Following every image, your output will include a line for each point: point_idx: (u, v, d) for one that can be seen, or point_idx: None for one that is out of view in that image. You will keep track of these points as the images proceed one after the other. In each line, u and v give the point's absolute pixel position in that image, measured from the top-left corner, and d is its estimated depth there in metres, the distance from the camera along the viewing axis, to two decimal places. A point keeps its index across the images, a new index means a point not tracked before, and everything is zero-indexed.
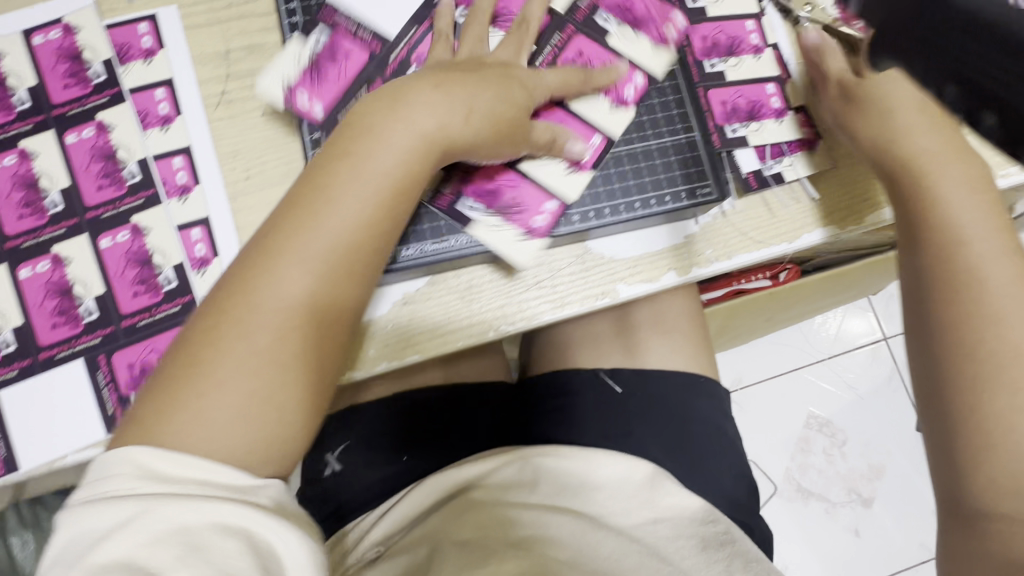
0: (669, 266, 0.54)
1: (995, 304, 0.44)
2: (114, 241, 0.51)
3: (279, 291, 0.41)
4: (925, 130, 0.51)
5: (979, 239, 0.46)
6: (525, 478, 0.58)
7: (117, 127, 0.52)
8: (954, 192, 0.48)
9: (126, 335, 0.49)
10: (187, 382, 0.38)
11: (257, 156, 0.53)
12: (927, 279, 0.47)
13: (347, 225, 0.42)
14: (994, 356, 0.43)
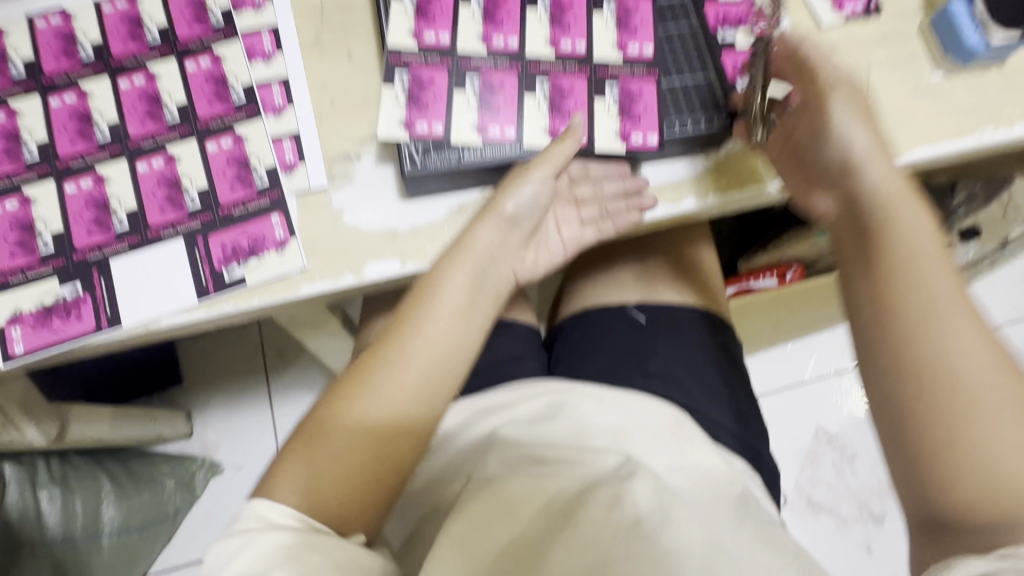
0: (688, 192, 0.62)
1: (942, 323, 0.46)
2: (219, 145, 0.60)
3: (375, 407, 0.52)
4: (876, 160, 0.54)
5: (928, 256, 0.49)
6: (549, 413, 0.63)
7: (229, 59, 0.63)
8: (909, 221, 0.51)
9: (223, 221, 0.58)
10: (321, 437, 0.51)
11: (342, 87, 0.63)
12: (874, 274, 0.50)
13: (427, 358, 0.54)
14: (949, 368, 0.45)
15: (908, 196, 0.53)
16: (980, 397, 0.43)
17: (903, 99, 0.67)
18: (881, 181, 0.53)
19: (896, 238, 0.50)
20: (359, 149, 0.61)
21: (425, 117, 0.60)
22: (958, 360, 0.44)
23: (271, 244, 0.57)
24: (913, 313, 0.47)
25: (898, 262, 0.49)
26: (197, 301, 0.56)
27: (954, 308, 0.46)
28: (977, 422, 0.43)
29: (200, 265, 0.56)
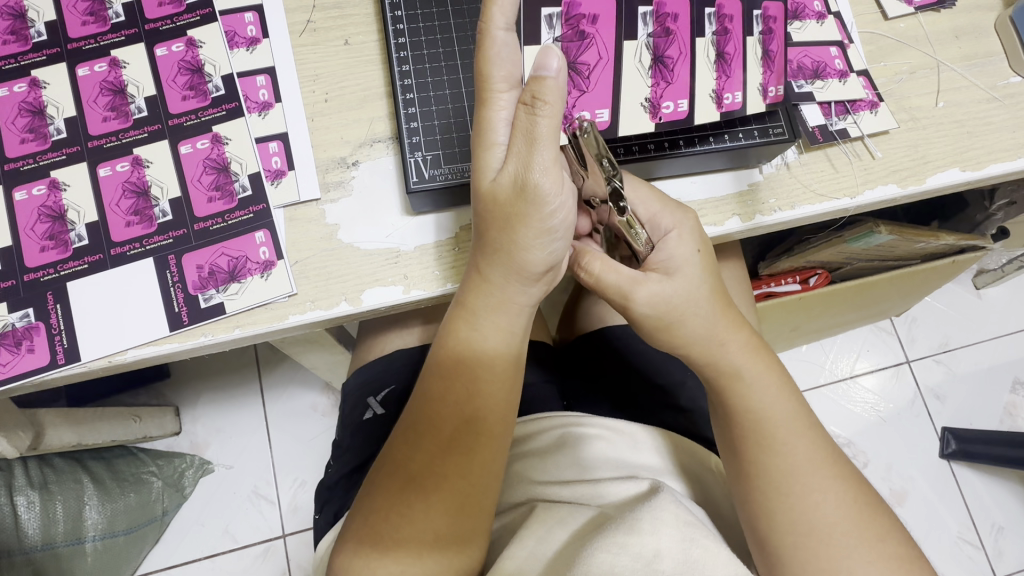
0: (733, 212, 0.55)
1: (792, 451, 0.45)
2: (194, 148, 0.52)
3: (461, 408, 0.44)
4: (693, 279, 0.48)
5: (754, 378, 0.48)
6: (557, 445, 0.56)
7: (206, 45, 0.54)
8: (704, 333, 0.48)
9: (197, 238, 0.50)
10: (410, 497, 0.43)
11: (337, 81, 0.55)
12: (727, 428, 0.48)
13: (512, 300, 0.45)
14: (805, 511, 0.43)
15: (750, 356, 0.49)
16: (816, 548, 0.43)
17: (974, 106, 0.58)
18: (714, 358, 0.48)
19: (737, 387, 0.48)
20: (357, 155, 0.53)
21: (589, 102, 0.50)
22: (828, 524, 0.43)
23: (254, 267, 0.49)
24: (751, 466, 0.46)
25: (773, 425, 0.46)
26: (168, 331, 0.48)
27: (817, 456, 0.46)
28: (834, 557, 0.42)
29: (172, 290, 0.49)
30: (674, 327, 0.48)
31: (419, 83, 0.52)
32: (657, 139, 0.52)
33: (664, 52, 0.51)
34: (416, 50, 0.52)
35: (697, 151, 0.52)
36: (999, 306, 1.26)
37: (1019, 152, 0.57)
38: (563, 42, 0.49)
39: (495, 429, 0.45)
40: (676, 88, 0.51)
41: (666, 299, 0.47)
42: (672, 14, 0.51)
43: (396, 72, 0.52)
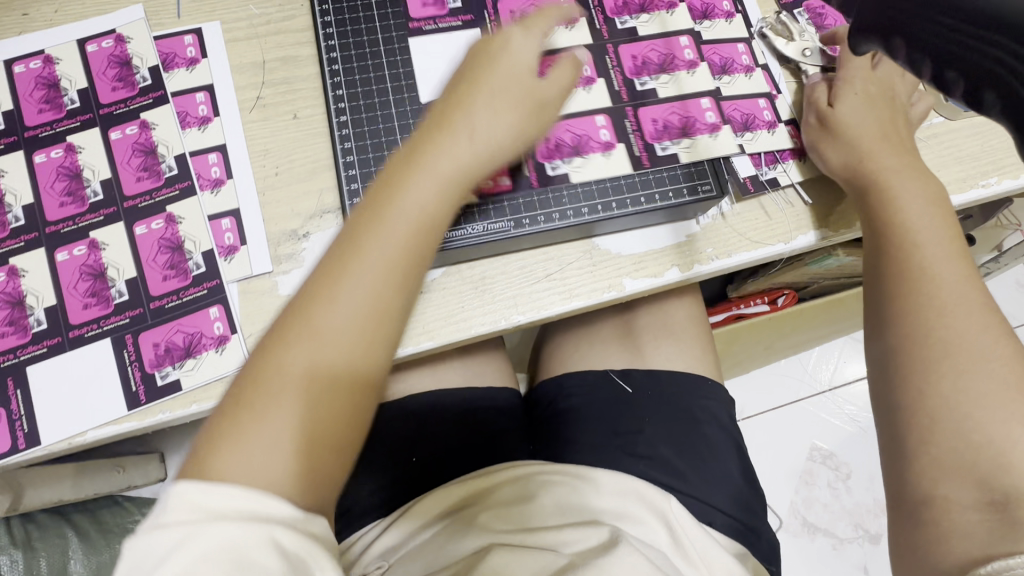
0: (672, 263, 0.57)
1: (947, 296, 0.48)
2: (149, 228, 0.54)
3: (320, 371, 0.40)
4: (886, 151, 0.55)
5: (930, 244, 0.50)
6: (524, 494, 0.60)
7: (159, 126, 0.56)
8: (915, 205, 0.52)
9: (153, 316, 0.52)
10: (245, 415, 0.38)
11: (287, 154, 0.57)
12: (884, 298, 0.51)
13: (397, 239, 0.43)
14: (942, 339, 0.47)
15: (931, 201, 0.52)
16: (935, 420, 0.46)
17: None
18: (903, 206, 0.52)
19: (894, 205, 0.53)
20: (308, 226, 0.55)
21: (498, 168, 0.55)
22: (970, 343, 0.46)
23: (209, 342, 0.51)
24: (923, 333, 0.48)
25: (931, 312, 0.48)
26: (127, 411, 0.50)
27: (981, 357, 0.46)
28: (957, 413, 0.45)
29: (129, 369, 0.50)
30: (905, 225, 0.52)
31: (362, 172, 0.56)
32: (591, 202, 0.55)
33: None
34: (359, 135, 0.57)
35: (630, 211, 0.55)
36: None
37: (945, 190, 0.60)
38: None
39: (396, 299, 0.43)
40: (497, 166, 0.55)
41: (890, 171, 0.54)
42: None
43: (340, 156, 0.56)
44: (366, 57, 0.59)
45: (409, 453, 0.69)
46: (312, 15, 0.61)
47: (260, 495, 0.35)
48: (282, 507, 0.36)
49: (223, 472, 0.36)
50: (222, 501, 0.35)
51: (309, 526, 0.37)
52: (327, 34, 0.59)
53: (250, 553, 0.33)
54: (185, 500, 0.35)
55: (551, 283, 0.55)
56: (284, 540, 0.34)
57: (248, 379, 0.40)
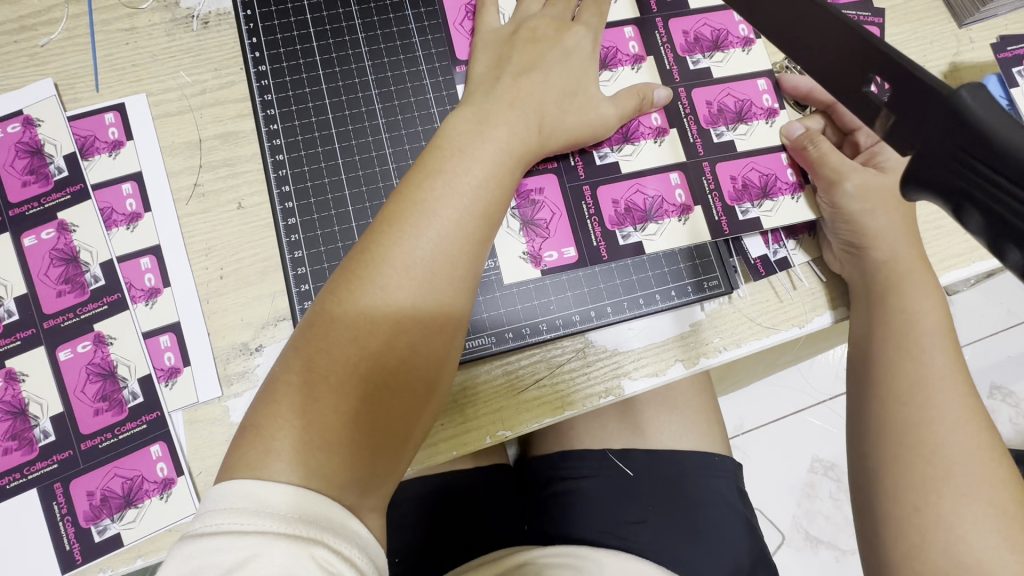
0: (675, 358, 0.50)
1: (939, 410, 0.43)
2: (75, 351, 0.47)
3: (377, 324, 0.37)
4: (892, 231, 0.48)
5: (926, 350, 0.45)
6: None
7: (80, 228, 0.49)
8: (916, 299, 0.47)
9: (85, 459, 0.45)
10: (267, 442, 0.35)
11: (233, 253, 0.49)
12: (890, 400, 0.45)
13: (442, 248, 0.39)
14: (938, 457, 0.42)
15: (930, 292, 0.47)
16: (927, 541, 0.41)
17: (928, 204, 0.54)
18: (912, 303, 0.47)
19: (893, 299, 0.47)
20: (260, 337, 0.48)
21: (551, 244, 0.51)
22: (956, 462, 0.42)
23: (152, 487, 0.45)
24: (911, 447, 0.43)
25: (930, 423, 0.43)
26: (60, 575, 0.43)
27: (974, 473, 0.41)
28: (948, 537, 0.40)
29: (61, 525, 0.44)
30: (911, 326, 0.46)
31: (313, 269, 0.49)
32: (582, 308, 0.50)
33: (536, 216, 0.51)
34: (308, 234, 0.50)
35: (626, 315, 0.51)
36: (969, 312, 1.12)
37: (975, 256, 0.53)
38: (518, 210, 0.51)
39: (420, 335, 0.38)
40: (557, 239, 0.51)
41: (897, 259, 0.48)
42: (536, 187, 0.51)
43: (290, 261, 0.49)
44: (315, 137, 0.52)
45: (393, 553, 0.63)
46: (250, 88, 0.52)
47: (324, 498, 0.34)
48: (349, 518, 0.35)
49: (275, 474, 0.33)
50: (268, 492, 0.33)
51: (353, 550, 0.33)
52: (269, 114, 0.52)
53: (294, 569, 0.30)
54: (216, 534, 0.32)
55: (540, 393, 0.49)
56: (328, 560, 0.31)
57: (252, 427, 0.36)
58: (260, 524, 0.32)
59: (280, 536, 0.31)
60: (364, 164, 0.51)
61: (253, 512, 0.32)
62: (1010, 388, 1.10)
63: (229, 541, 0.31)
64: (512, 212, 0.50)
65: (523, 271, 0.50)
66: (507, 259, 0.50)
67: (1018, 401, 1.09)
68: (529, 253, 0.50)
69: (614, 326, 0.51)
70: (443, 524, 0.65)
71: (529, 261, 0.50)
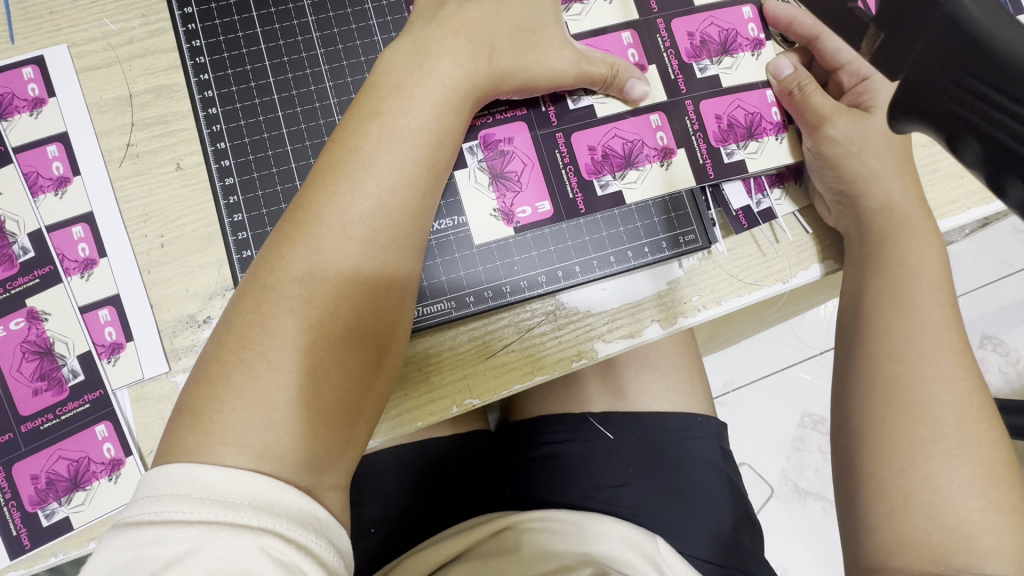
0: (652, 319, 0.47)
1: (936, 368, 0.41)
2: (6, 329, 0.43)
3: (317, 283, 0.34)
4: (890, 176, 0.45)
5: (921, 305, 0.43)
6: (508, 545, 0.55)
7: (3, 196, 0.45)
8: (915, 250, 0.44)
9: (27, 442, 0.42)
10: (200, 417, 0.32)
11: (173, 218, 0.46)
12: (880, 355, 0.43)
13: (387, 199, 0.36)
14: (929, 418, 0.40)
15: (930, 243, 0.44)
16: (909, 502, 0.39)
17: (922, 147, 0.50)
18: (909, 253, 0.44)
19: (892, 250, 0.44)
20: (207, 309, 0.45)
21: (525, 198, 0.47)
22: (947, 425, 0.40)
23: (99, 468, 0.43)
24: (907, 409, 0.41)
25: (921, 381, 0.41)
26: (9, 560, 0.41)
27: (959, 433, 0.40)
28: (932, 500, 0.39)
29: (6, 510, 0.42)
30: (908, 278, 0.43)
31: (255, 233, 0.46)
32: (549, 268, 0.47)
33: (506, 168, 0.47)
34: (247, 195, 0.46)
35: (596, 274, 0.47)
36: (962, 262, 1.10)
37: (972, 201, 0.50)
38: (487, 163, 0.47)
39: (366, 297, 0.35)
40: (530, 193, 0.47)
41: (896, 210, 0.45)
42: (505, 137, 0.47)
43: (230, 226, 0.46)
44: (251, 87, 0.47)
45: (368, 524, 0.62)
46: (178, 35, 0.48)
47: (271, 480, 0.31)
48: (303, 500, 0.32)
49: (220, 455, 0.31)
50: (209, 477, 0.30)
51: (310, 537, 0.31)
52: (198, 62, 0.47)
53: (240, 564, 0.28)
54: (156, 522, 0.29)
55: (508, 359, 0.46)
56: (276, 550, 0.29)
57: (188, 409, 0.33)
58: (205, 513, 0.29)
59: (226, 528, 0.29)
60: (307, 116, 0.47)
61: (197, 499, 0.30)
62: (1001, 337, 1.08)
63: (169, 531, 0.29)
64: (480, 164, 0.47)
65: (495, 229, 0.47)
66: (476, 216, 0.47)
67: (1009, 350, 1.08)
68: (500, 210, 0.47)
69: (585, 286, 0.48)
70: (420, 493, 0.64)
71: (501, 218, 0.47)
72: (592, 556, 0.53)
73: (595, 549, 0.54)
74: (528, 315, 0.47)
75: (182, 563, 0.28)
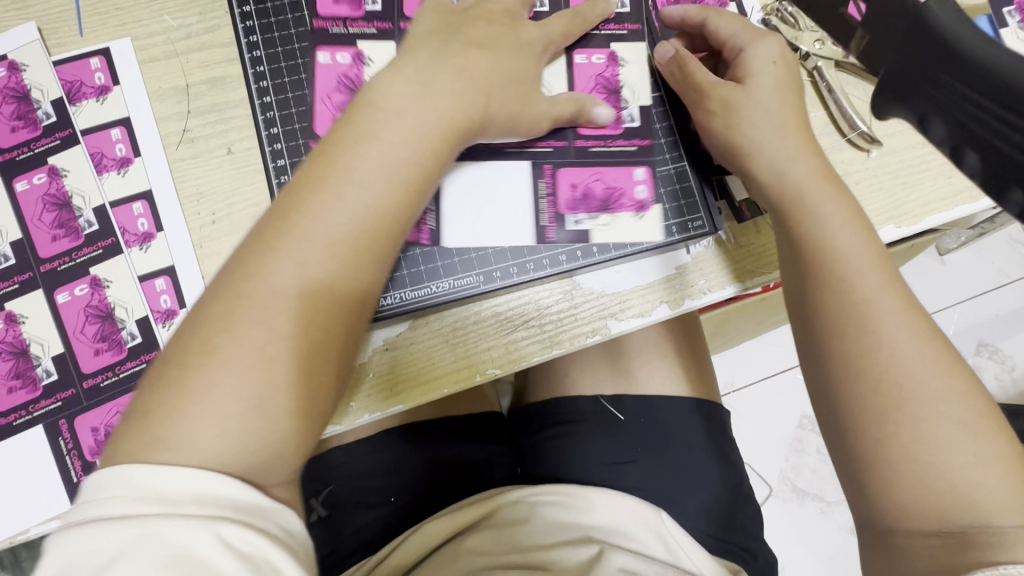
0: (661, 299, 0.51)
1: (866, 341, 0.40)
2: (72, 295, 0.48)
3: (286, 282, 0.36)
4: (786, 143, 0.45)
5: (854, 274, 0.42)
6: (519, 515, 0.59)
7: (71, 173, 0.49)
8: (821, 212, 0.43)
9: (88, 398, 0.46)
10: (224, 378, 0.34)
11: (224, 198, 0.50)
12: (816, 337, 0.43)
13: (363, 197, 0.39)
14: (887, 380, 0.40)
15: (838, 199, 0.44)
16: (898, 476, 0.39)
17: (910, 150, 0.55)
18: (826, 222, 0.43)
19: (808, 219, 0.43)
20: None
21: (633, 187, 0.52)
22: (902, 376, 0.39)
23: None
24: (867, 386, 0.40)
25: (862, 351, 0.40)
26: (69, 504, 0.45)
27: (934, 394, 0.39)
28: (919, 472, 0.38)
29: (68, 459, 0.46)
30: (824, 249, 0.43)
31: None
32: (569, 246, 0.50)
33: (594, 195, 0.51)
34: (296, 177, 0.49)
35: (612, 255, 0.51)
36: (957, 272, 1.14)
37: (958, 200, 0.54)
38: (589, 216, 0.51)
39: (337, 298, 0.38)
40: (628, 182, 0.52)
41: (788, 176, 0.44)
42: (576, 192, 0.51)
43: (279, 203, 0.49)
44: (282, 67, 0.51)
45: (387, 493, 0.66)
46: (235, 30, 0.52)
47: (218, 476, 0.33)
48: (250, 493, 0.33)
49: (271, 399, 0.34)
50: (160, 482, 0.32)
51: (269, 525, 0.33)
52: (255, 55, 0.51)
53: (191, 549, 0.30)
54: (100, 518, 0.31)
55: (529, 332, 0.50)
56: (232, 537, 0.31)
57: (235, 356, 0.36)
58: (167, 508, 0.31)
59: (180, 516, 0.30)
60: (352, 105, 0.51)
61: (169, 486, 0.32)
62: (996, 345, 1.12)
63: (106, 530, 0.30)
64: (587, 221, 0.51)
65: (616, 224, 0.51)
66: (595, 227, 0.51)
67: (1004, 357, 1.11)
68: (615, 209, 0.51)
69: (602, 267, 0.51)
70: (436, 468, 0.68)
71: (628, 208, 0.51)
72: (596, 534, 0.57)
73: (597, 528, 0.58)
74: (548, 294, 0.51)
75: (129, 553, 0.29)
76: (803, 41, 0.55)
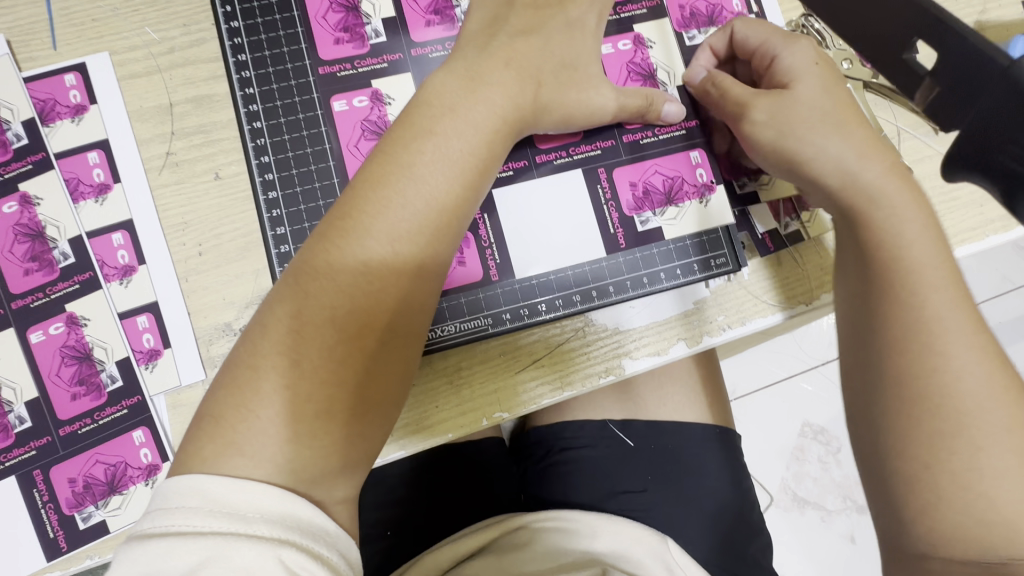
0: (678, 337, 0.49)
1: (937, 375, 0.35)
2: (46, 334, 0.44)
3: (353, 277, 0.35)
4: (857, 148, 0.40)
5: (931, 294, 0.36)
6: (522, 541, 0.56)
7: (45, 201, 0.46)
8: (903, 222, 0.38)
9: (65, 446, 0.43)
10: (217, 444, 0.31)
11: (211, 228, 0.46)
12: (875, 367, 0.37)
13: (429, 191, 0.37)
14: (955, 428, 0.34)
15: (922, 212, 0.39)
16: (943, 499, 0.34)
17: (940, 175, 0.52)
18: (900, 236, 0.38)
19: (881, 228, 0.38)
20: (242, 319, 0.45)
21: (685, 175, 0.50)
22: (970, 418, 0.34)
23: (136, 473, 0.43)
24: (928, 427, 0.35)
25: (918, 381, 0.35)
26: (46, 561, 0.42)
27: (995, 421, 0.34)
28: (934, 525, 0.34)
29: (44, 513, 0.43)
30: (896, 261, 0.37)
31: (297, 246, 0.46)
32: (583, 287, 0.47)
33: (673, 188, 0.49)
34: (290, 208, 0.46)
35: (629, 295, 0.48)
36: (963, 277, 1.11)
37: (989, 229, 0.51)
38: (658, 209, 0.49)
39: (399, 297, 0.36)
40: (683, 170, 0.50)
41: (859, 178, 0.39)
42: (641, 184, 0.49)
43: (272, 238, 0.45)
44: (299, 119, 0.47)
45: (384, 527, 0.63)
46: (221, 46, 0.48)
47: (285, 493, 0.31)
48: (313, 513, 0.31)
49: (256, 468, 0.31)
50: (227, 490, 0.30)
51: (328, 550, 0.31)
52: (244, 76, 0.47)
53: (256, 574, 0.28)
54: (165, 536, 0.29)
55: (539, 373, 0.47)
56: (295, 562, 0.29)
57: (209, 418, 0.32)
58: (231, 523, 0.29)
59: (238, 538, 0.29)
60: (348, 128, 0.47)
61: (235, 498, 0.30)
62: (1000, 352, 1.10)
63: (181, 544, 0.28)
64: (662, 216, 0.49)
65: (716, 214, 0.49)
66: (656, 218, 0.49)
67: None
68: (679, 201, 0.49)
69: (617, 305, 0.48)
70: (437, 498, 0.65)
71: (696, 197, 0.49)
72: (602, 557, 0.54)
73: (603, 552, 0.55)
74: (561, 333, 0.48)
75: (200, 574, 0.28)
76: (831, 59, 0.51)
